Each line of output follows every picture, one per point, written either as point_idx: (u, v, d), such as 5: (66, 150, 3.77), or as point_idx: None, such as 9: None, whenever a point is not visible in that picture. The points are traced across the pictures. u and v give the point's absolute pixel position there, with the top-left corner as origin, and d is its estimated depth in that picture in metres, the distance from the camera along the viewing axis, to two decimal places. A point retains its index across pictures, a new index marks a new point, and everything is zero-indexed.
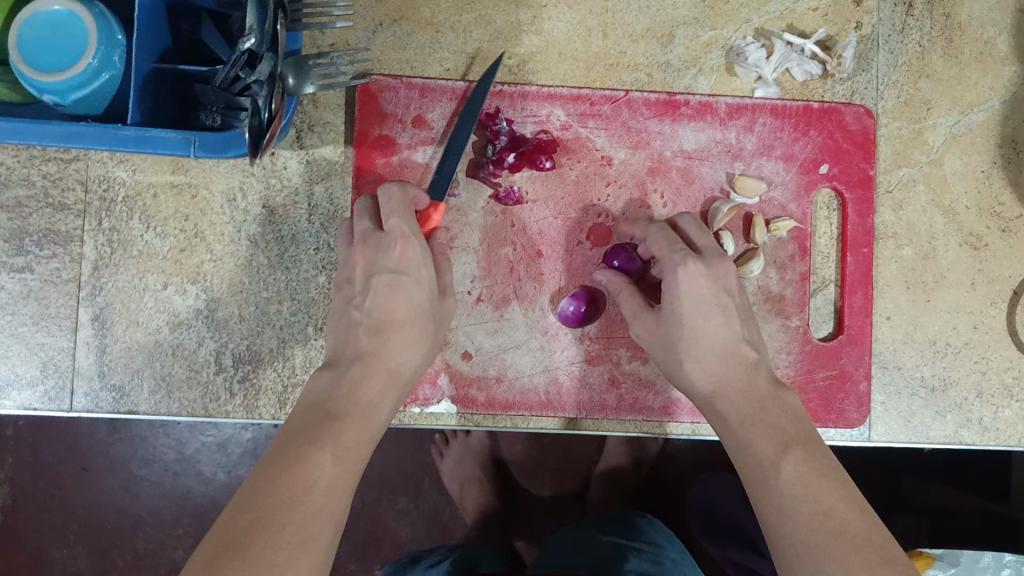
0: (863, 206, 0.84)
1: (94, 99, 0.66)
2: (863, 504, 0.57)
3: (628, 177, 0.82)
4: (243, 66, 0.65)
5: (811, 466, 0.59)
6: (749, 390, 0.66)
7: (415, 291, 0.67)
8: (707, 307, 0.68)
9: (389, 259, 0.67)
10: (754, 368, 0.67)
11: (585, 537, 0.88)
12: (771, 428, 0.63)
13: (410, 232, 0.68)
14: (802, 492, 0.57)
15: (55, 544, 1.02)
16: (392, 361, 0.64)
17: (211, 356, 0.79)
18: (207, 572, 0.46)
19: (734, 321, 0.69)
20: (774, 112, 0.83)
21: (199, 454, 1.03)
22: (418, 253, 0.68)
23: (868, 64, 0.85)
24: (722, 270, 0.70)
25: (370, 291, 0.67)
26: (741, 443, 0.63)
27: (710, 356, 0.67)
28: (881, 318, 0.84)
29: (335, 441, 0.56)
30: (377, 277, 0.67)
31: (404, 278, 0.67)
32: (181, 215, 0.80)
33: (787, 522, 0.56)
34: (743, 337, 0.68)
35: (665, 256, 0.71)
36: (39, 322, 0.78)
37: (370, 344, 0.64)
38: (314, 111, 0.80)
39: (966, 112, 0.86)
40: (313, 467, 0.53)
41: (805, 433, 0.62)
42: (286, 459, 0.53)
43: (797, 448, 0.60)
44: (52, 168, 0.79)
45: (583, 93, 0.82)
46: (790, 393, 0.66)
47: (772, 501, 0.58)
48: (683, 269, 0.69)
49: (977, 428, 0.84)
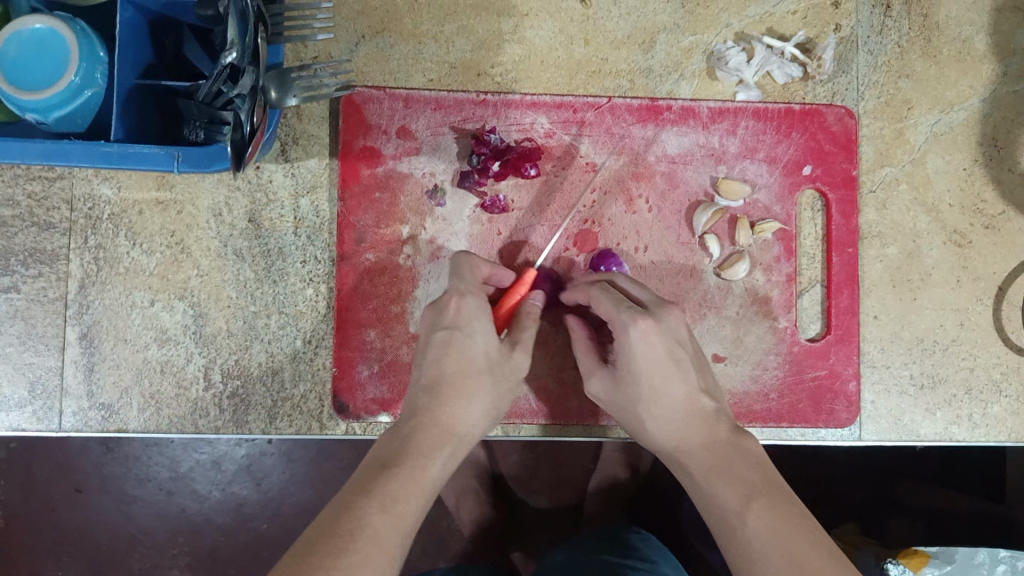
0: (847, 207, 0.84)
1: (76, 116, 0.66)
2: (833, 545, 0.56)
3: (612, 183, 0.82)
4: (225, 81, 0.64)
5: (777, 512, 0.57)
6: (711, 442, 0.64)
7: (471, 347, 0.64)
8: (663, 366, 0.66)
9: (445, 317, 0.65)
10: (714, 418, 0.66)
11: (578, 559, 0.87)
12: (732, 476, 0.61)
13: (466, 292, 0.66)
14: (775, 541, 0.55)
15: (50, 565, 1.00)
16: (481, 393, 0.63)
17: (200, 372, 0.79)
18: (304, 554, 0.49)
19: (688, 374, 0.67)
20: (756, 115, 0.84)
21: (193, 472, 1.00)
22: (475, 304, 0.66)
23: (848, 65, 0.86)
24: (672, 325, 0.68)
25: (427, 345, 0.65)
26: (705, 500, 0.61)
27: (671, 413, 0.66)
28: (868, 317, 0.85)
29: (410, 471, 0.57)
30: (435, 333, 0.65)
31: (457, 334, 0.64)
32: (167, 231, 0.79)
33: (762, 574, 0.54)
34: (700, 388, 0.67)
35: (613, 317, 0.68)
36: (27, 342, 0.78)
37: (427, 399, 0.62)
38: (299, 124, 0.81)
39: (946, 111, 0.86)
40: (381, 497, 0.54)
41: (769, 480, 0.60)
42: (356, 489, 0.55)
43: (761, 498, 0.59)
44: (37, 188, 0.79)
45: (566, 100, 0.82)
46: (751, 440, 0.64)
47: (742, 555, 0.56)
48: (635, 330, 0.66)
49: (968, 425, 0.84)
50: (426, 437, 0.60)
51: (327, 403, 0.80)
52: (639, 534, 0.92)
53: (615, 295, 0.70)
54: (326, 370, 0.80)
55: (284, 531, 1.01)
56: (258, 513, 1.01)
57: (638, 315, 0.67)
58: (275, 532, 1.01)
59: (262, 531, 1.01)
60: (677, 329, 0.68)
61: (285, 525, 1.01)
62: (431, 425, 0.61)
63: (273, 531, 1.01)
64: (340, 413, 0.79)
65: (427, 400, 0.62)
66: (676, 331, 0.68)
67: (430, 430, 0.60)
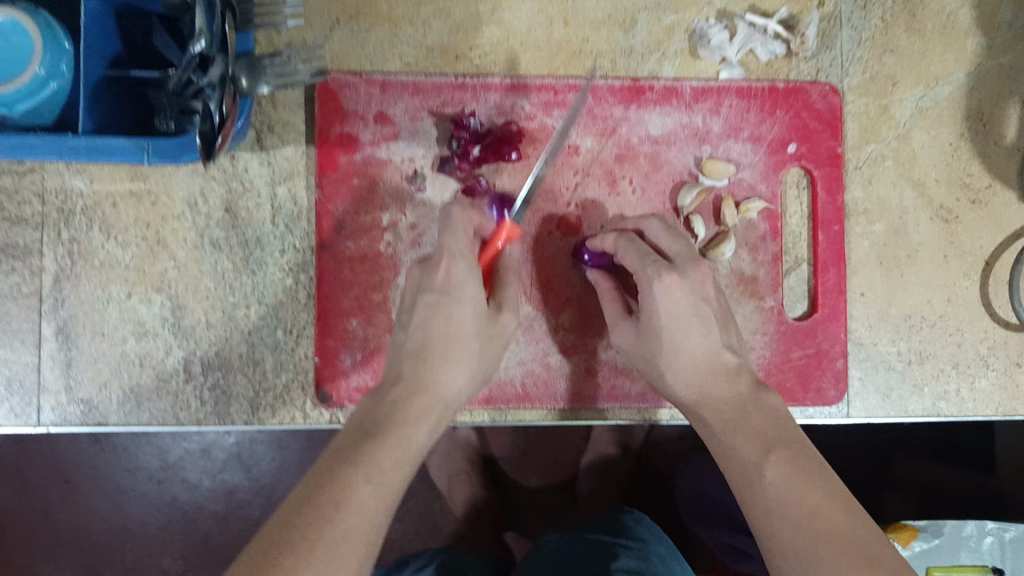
0: (832, 184, 0.83)
1: (41, 109, 0.64)
2: (848, 497, 0.56)
3: (595, 165, 0.81)
4: (195, 69, 0.63)
5: (796, 465, 0.58)
6: (730, 397, 0.65)
7: (459, 314, 0.64)
8: (686, 321, 0.67)
9: (435, 280, 0.65)
10: (736, 372, 0.67)
11: (571, 538, 0.87)
12: (755, 430, 0.62)
13: (456, 253, 0.65)
14: (790, 492, 0.56)
15: (41, 560, 0.98)
16: (464, 358, 0.63)
17: (180, 365, 0.78)
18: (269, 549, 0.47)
19: (712, 329, 0.68)
20: (739, 93, 0.83)
21: (183, 461, 0.99)
22: (467, 267, 0.65)
23: (832, 41, 0.85)
24: (699, 279, 0.68)
25: (415, 311, 0.64)
26: (725, 453, 0.63)
27: (694, 366, 0.67)
28: (855, 295, 0.84)
29: (397, 435, 0.57)
30: (424, 297, 0.64)
31: (445, 300, 0.64)
32: (142, 223, 0.78)
33: (776, 525, 0.56)
34: (724, 343, 0.68)
35: (639, 271, 0.69)
36: (2, 338, 0.77)
37: (415, 366, 0.62)
38: (273, 112, 0.79)
39: (932, 85, 0.85)
40: (369, 466, 0.54)
41: (788, 435, 0.61)
42: (344, 455, 0.55)
43: (780, 449, 0.60)
44: (7, 182, 0.77)
45: (547, 82, 0.81)
46: (773, 396, 0.65)
47: (758, 504, 0.58)
48: (659, 284, 0.67)
49: (955, 401, 0.84)
50: (410, 404, 0.60)
51: (311, 393, 0.79)
52: (631, 514, 0.92)
53: (642, 249, 0.71)
54: (308, 360, 0.79)
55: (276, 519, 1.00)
56: (250, 501, 1.00)
57: (661, 270, 0.67)
58: (266, 519, 1.01)
59: (255, 519, 1.00)
60: (704, 283, 0.68)
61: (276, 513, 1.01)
62: (419, 391, 0.61)
63: (265, 519, 1.00)
64: (323, 404, 0.78)
65: (413, 367, 0.62)
66: (703, 287, 0.68)
67: (416, 398, 0.60)
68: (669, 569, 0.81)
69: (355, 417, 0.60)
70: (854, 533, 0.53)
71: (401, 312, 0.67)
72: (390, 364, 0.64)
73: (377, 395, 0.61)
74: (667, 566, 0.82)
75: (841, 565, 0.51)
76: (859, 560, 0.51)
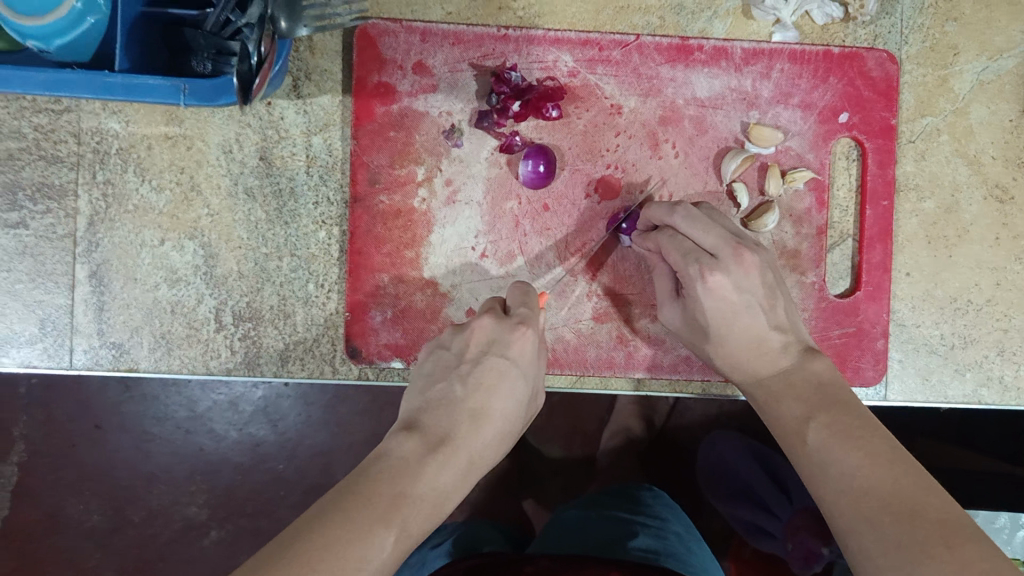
0: (884, 156, 0.80)
1: (78, 44, 0.63)
2: (892, 452, 0.57)
3: (638, 126, 0.79)
4: (233, 9, 0.64)
5: (835, 430, 0.60)
6: (775, 374, 0.68)
7: (519, 387, 0.62)
8: (734, 315, 0.69)
9: (509, 348, 0.63)
10: (782, 351, 0.69)
11: (589, 515, 0.86)
12: (798, 398, 0.65)
13: (531, 325, 0.64)
14: (833, 455, 0.58)
15: (69, 501, 0.96)
16: (506, 427, 0.61)
17: (211, 313, 0.78)
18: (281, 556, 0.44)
19: (758, 314, 0.69)
20: (792, 57, 0.79)
21: (211, 412, 0.95)
22: (535, 347, 0.64)
23: (892, 6, 0.81)
24: (744, 271, 0.68)
25: (477, 368, 0.62)
26: (777, 422, 0.66)
27: (742, 352, 0.70)
28: (900, 274, 0.81)
29: (430, 502, 0.53)
30: (492, 359, 0.62)
31: (512, 369, 0.62)
32: (176, 168, 0.77)
33: (823, 487, 0.58)
34: (771, 324, 0.69)
35: (682, 270, 0.70)
36: (36, 279, 0.77)
37: (468, 428, 0.58)
38: (311, 59, 0.77)
39: (995, 57, 0.81)
40: (399, 523, 0.50)
41: (830, 399, 0.63)
42: (373, 505, 0.50)
43: (821, 415, 0.62)
44: (43, 120, 0.76)
45: (592, 37, 0.78)
46: (821, 361, 0.68)
47: (808, 468, 0.60)
48: (702, 284, 0.68)
49: (998, 387, 0.82)
50: (451, 463, 0.56)
51: (339, 347, 0.79)
52: (649, 490, 0.91)
53: (684, 245, 0.70)
54: (339, 315, 0.78)
55: (300, 473, 0.97)
56: (274, 455, 0.97)
57: (704, 271, 0.68)
58: (290, 473, 0.97)
59: (278, 472, 0.97)
60: (749, 274, 0.68)
61: (301, 468, 0.97)
62: (464, 450, 0.57)
63: (289, 473, 0.97)
64: (352, 358, 0.77)
65: (468, 424, 0.59)
66: (748, 279, 0.68)
67: (460, 457, 0.57)
68: (686, 547, 0.81)
69: (378, 473, 0.53)
70: (895, 489, 0.53)
71: (456, 366, 0.63)
72: (432, 417, 0.59)
73: (418, 447, 0.56)
74: (684, 545, 0.81)
75: (879, 521, 0.52)
76: (898, 514, 0.52)
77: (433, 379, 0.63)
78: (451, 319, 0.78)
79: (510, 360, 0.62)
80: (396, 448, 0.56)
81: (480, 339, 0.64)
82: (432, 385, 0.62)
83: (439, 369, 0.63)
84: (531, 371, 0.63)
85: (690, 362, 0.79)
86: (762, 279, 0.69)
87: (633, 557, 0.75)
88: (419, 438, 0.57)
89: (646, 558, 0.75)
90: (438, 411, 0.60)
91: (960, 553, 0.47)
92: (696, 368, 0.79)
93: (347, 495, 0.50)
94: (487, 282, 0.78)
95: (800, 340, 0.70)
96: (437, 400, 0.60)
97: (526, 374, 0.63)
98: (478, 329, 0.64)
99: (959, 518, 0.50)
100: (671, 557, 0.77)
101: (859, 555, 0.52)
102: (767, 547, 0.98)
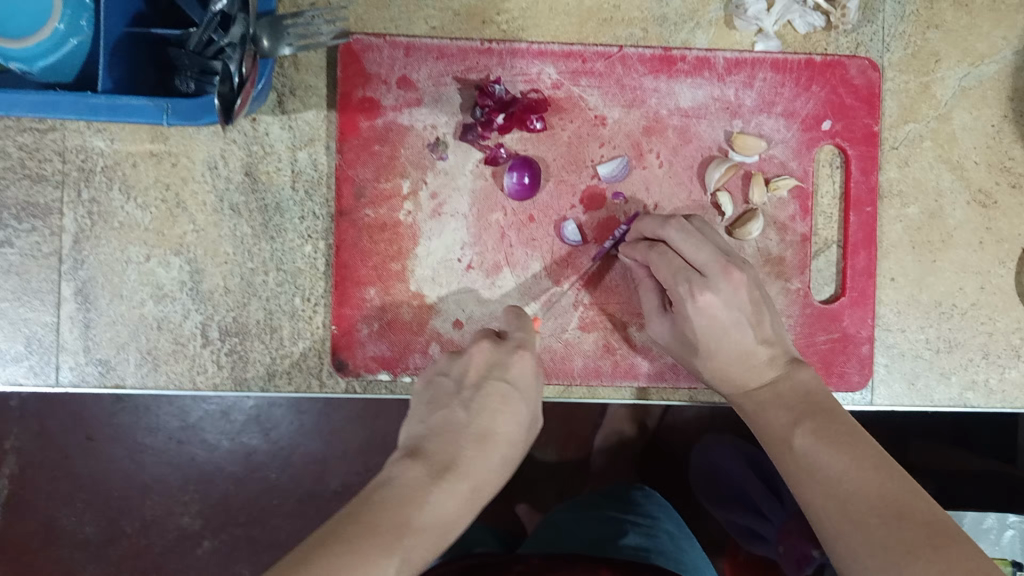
0: (867, 163, 0.80)
1: (61, 65, 0.63)
2: (878, 456, 0.57)
3: (622, 137, 0.79)
4: (216, 28, 0.64)
5: (821, 433, 0.61)
6: (761, 387, 0.69)
7: (520, 409, 0.63)
8: (722, 330, 0.70)
9: (509, 371, 0.64)
10: (768, 364, 0.70)
11: (584, 515, 0.86)
12: (784, 406, 0.66)
13: (528, 349, 0.66)
14: (818, 459, 0.59)
15: (63, 512, 0.94)
16: (510, 452, 0.61)
17: (197, 329, 0.78)
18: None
19: (746, 330, 0.70)
20: (774, 66, 0.80)
21: (202, 422, 0.94)
22: (533, 369, 0.65)
23: (874, 14, 0.81)
24: (732, 289, 0.69)
25: (480, 391, 0.62)
26: (764, 430, 0.67)
27: (728, 365, 0.71)
28: (884, 279, 0.82)
29: (432, 531, 0.52)
30: (494, 383, 0.63)
31: (514, 393, 0.63)
32: (161, 184, 0.77)
33: (809, 490, 0.58)
34: (757, 339, 0.70)
35: (670, 289, 0.71)
36: (22, 297, 0.77)
37: (474, 453, 0.58)
38: (296, 74, 0.78)
39: (977, 64, 0.82)
40: (403, 553, 0.48)
41: (819, 406, 0.64)
42: (377, 534, 0.48)
43: (808, 420, 0.63)
44: (28, 139, 0.76)
45: (575, 49, 0.78)
46: (806, 371, 0.69)
47: (794, 472, 0.61)
48: (692, 303, 0.69)
49: (983, 391, 0.82)
50: (456, 490, 0.55)
51: (327, 361, 0.79)
52: (641, 490, 0.91)
53: (674, 262, 0.71)
54: (325, 329, 0.78)
55: (293, 481, 0.96)
56: (268, 463, 0.95)
57: (694, 291, 0.69)
58: (285, 481, 0.96)
59: (272, 480, 0.96)
60: (738, 293, 0.69)
61: (295, 476, 0.96)
62: (468, 478, 0.56)
63: (284, 481, 0.96)
64: (340, 371, 0.78)
65: (474, 449, 0.59)
66: (736, 297, 0.69)
67: (463, 485, 0.56)
68: (677, 546, 0.81)
69: (382, 500, 0.52)
70: (882, 493, 0.54)
71: (458, 392, 0.63)
72: (437, 443, 0.58)
73: (422, 474, 0.55)
74: (675, 543, 0.81)
75: (868, 524, 0.52)
76: (886, 517, 0.52)
77: (433, 407, 0.62)
78: (438, 331, 0.78)
79: (511, 385, 0.63)
80: (402, 475, 0.55)
81: (478, 366, 0.64)
82: (434, 411, 0.62)
83: (440, 397, 0.63)
84: (530, 398, 0.64)
85: (677, 370, 0.80)
86: (750, 295, 0.70)
87: (624, 555, 0.76)
88: (424, 465, 0.56)
89: (637, 556, 0.76)
90: (444, 436, 0.59)
91: (947, 554, 0.48)
92: (684, 377, 0.80)
93: (349, 522, 0.49)
94: (475, 294, 0.78)
95: (786, 351, 0.71)
96: (440, 425, 0.60)
97: (525, 398, 0.64)
98: (477, 355, 0.65)
99: (946, 521, 0.51)
100: (661, 555, 0.77)
101: (847, 556, 0.53)
102: (761, 550, 0.97)
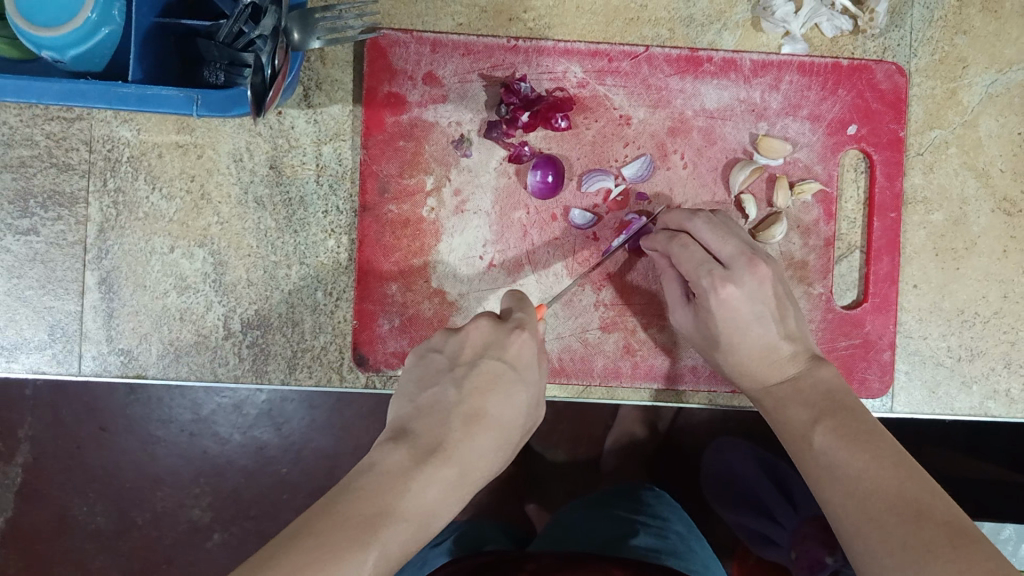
0: (892, 169, 0.80)
1: (94, 55, 0.63)
2: (897, 455, 0.57)
3: (646, 137, 0.79)
4: (247, 21, 0.64)
5: (841, 432, 0.60)
6: (782, 382, 0.69)
7: (517, 391, 0.61)
8: (744, 325, 0.69)
9: (505, 351, 0.62)
10: (790, 360, 0.69)
11: (593, 515, 0.85)
12: (804, 403, 0.65)
13: (527, 330, 0.64)
14: (839, 458, 0.59)
15: (76, 501, 0.92)
16: (503, 434, 0.59)
17: (220, 321, 0.78)
18: None
19: (769, 325, 0.69)
20: (801, 69, 0.79)
21: (215, 415, 0.91)
22: (532, 351, 0.63)
23: (902, 19, 0.81)
24: (757, 283, 0.69)
25: (471, 372, 0.60)
26: (784, 427, 0.67)
27: (750, 361, 0.70)
28: (907, 286, 0.81)
29: (413, 520, 0.51)
30: (488, 362, 0.61)
31: (508, 373, 0.61)
32: (186, 176, 0.78)
33: (829, 488, 0.58)
34: (781, 334, 0.69)
35: (693, 282, 0.70)
36: (46, 286, 0.78)
37: (460, 436, 0.57)
38: (322, 68, 0.78)
39: (1004, 70, 0.81)
40: (379, 544, 0.49)
41: (841, 404, 0.64)
42: (349, 526, 0.48)
43: (828, 419, 0.63)
44: (55, 128, 0.77)
45: (601, 48, 0.78)
46: (829, 368, 0.68)
47: (814, 470, 0.61)
48: (715, 296, 0.69)
49: (1004, 400, 0.82)
50: (440, 475, 0.54)
51: (347, 355, 0.79)
52: (653, 491, 0.90)
53: (697, 254, 0.70)
54: (347, 323, 0.79)
55: (305, 477, 0.93)
56: (280, 457, 0.93)
57: (717, 283, 0.68)
58: (296, 475, 0.93)
59: (284, 475, 0.93)
60: (763, 286, 0.69)
61: (306, 471, 0.93)
62: (455, 462, 0.56)
63: (295, 476, 0.93)
64: (360, 366, 0.78)
65: (461, 433, 0.57)
66: (760, 290, 0.69)
67: (450, 469, 0.55)
68: (688, 547, 0.80)
69: (361, 488, 0.52)
70: (901, 493, 0.54)
71: (449, 370, 0.61)
72: (423, 425, 0.58)
73: (405, 459, 0.55)
74: (685, 544, 0.81)
75: (886, 522, 0.52)
76: (904, 515, 0.52)
77: (424, 385, 0.61)
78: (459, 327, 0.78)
79: (506, 365, 0.61)
80: (383, 460, 0.54)
81: (473, 344, 0.62)
82: (424, 390, 0.61)
83: (432, 374, 0.62)
84: (529, 378, 0.62)
85: (697, 372, 0.80)
86: (774, 290, 0.69)
87: (637, 555, 0.75)
88: (407, 448, 0.55)
89: (649, 556, 0.75)
90: (430, 417, 0.58)
91: (966, 554, 0.47)
92: (703, 378, 0.80)
93: (323, 512, 0.49)
94: (495, 291, 0.78)
95: (808, 348, 0.70)
96: (429, 406, 0.59)
97: (522, 378, 0.61)
98: (471, 335, 0.63)
99: (965, 522, 0.51)
100: (672, 556, 0.77)
101: (864, 555, 0.52)
102: (772, 556, 0.95)
